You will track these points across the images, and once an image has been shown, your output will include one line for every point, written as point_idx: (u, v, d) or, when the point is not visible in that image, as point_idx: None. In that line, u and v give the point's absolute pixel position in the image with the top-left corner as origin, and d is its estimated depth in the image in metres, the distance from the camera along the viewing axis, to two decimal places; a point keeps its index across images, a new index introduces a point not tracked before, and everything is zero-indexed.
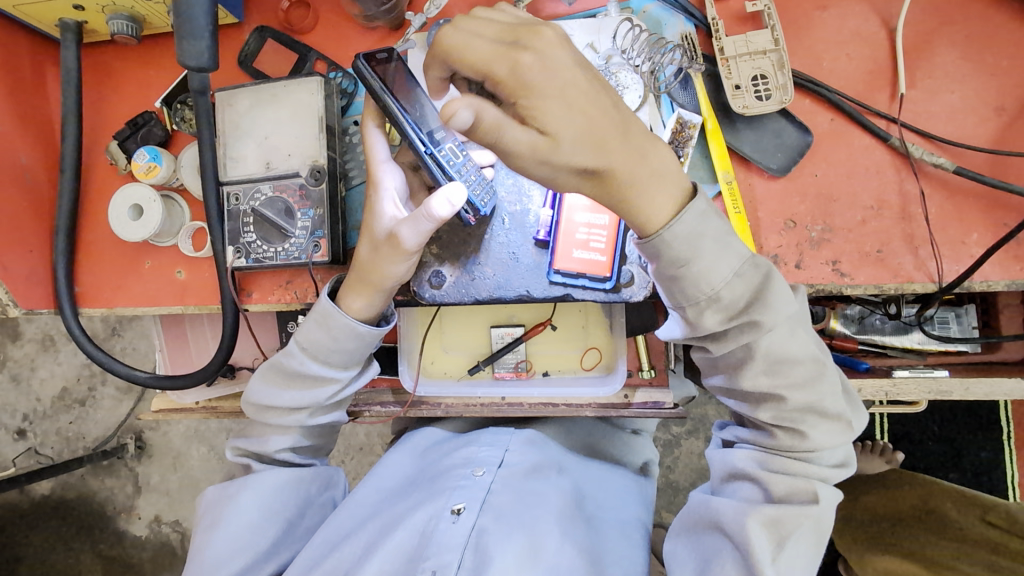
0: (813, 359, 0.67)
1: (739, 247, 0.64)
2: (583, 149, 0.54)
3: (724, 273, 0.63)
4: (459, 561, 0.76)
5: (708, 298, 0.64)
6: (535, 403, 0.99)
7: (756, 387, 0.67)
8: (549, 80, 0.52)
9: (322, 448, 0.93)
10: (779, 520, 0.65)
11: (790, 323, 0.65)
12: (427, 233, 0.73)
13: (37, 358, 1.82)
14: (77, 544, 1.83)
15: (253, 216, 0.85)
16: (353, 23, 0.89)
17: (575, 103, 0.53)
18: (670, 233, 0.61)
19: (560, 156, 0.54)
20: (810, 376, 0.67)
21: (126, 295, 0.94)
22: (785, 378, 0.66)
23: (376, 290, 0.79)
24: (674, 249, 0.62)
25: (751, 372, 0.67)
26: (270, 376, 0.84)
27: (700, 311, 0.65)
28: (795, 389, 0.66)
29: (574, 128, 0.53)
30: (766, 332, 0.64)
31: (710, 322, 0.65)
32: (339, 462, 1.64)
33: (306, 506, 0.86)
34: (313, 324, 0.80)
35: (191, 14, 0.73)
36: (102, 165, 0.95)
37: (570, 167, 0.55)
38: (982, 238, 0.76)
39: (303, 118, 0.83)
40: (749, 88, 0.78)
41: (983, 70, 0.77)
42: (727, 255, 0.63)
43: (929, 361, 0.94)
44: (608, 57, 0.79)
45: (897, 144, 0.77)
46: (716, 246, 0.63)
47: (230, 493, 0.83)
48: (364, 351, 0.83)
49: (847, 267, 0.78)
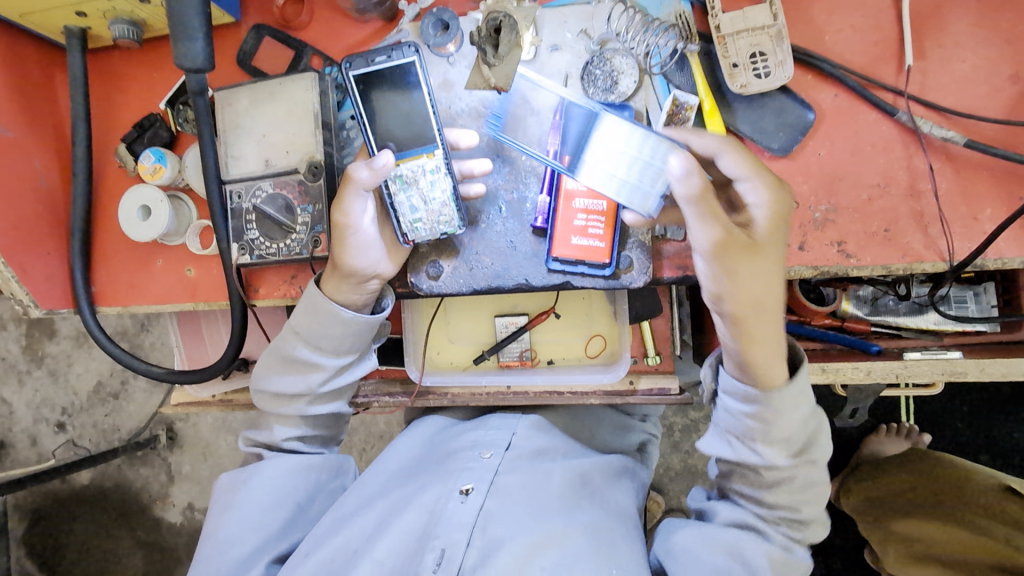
0: (823, 484, 0.72)
1: (809, 398, 0.69)
2: (762, 289, 0.66)
3: (798, 418, 0.67)
4: (467, 540, 0.77)
5: (783, 439, 0.68)
6: (539, 392, 0.99)
7: (780, 499, 0.70)
8: (765, 255, 0.66)
9: (332, 438, 0.95)
10: (784, 567, 0.70)
11: (823, 457, 0.71)
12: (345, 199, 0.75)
13: (72, 354, 1.90)
14: (118, 532, 1.92)
15: (255, 213, 0.87)
16: (347, 17, 0.89)
17: (770, 275, 0.66)
18: (780, 395, 0.67)
19: (755, 284, 0.66)
20: (818, 498, 0.71)
21: (141, 293, 0.97)
22: (803, 495, 0.70)
23: (345, 280, 0.80)
24: (774, 404, 0.66)
25: (787, 490, 0.70)
26: (269, 362, 0.86)
27: (771, 445, 0.68)
28: (808, 507, 0.71)
29: (766, 279, 0.66)
30: (806, 464, 0.69)
31: (775, 454, 0.68)
32: (360, 450, 1.68)
33: (315, 492, 0.89)
34: (302, 311, 0.82)
35: (184, 17, 0.75)
36: (112, 168, 0.97)
37: (754, 290, 0.66)
38: (995, 214, 0.73)
39: (298, 115, 0.84)
40: (747, 66, 0.75)
41: (997, 37, 0.74)
42: (802, 402, 0.68)
43: (947, 342, 0.90)
44: (603, 42, 0.80)
45: (905, 119, 0.74)
46: (799, 403, 0.68)
47: (243, 478, 0.86)
48: (355, 339, 0.84)
49: (853, 247, 0.76)
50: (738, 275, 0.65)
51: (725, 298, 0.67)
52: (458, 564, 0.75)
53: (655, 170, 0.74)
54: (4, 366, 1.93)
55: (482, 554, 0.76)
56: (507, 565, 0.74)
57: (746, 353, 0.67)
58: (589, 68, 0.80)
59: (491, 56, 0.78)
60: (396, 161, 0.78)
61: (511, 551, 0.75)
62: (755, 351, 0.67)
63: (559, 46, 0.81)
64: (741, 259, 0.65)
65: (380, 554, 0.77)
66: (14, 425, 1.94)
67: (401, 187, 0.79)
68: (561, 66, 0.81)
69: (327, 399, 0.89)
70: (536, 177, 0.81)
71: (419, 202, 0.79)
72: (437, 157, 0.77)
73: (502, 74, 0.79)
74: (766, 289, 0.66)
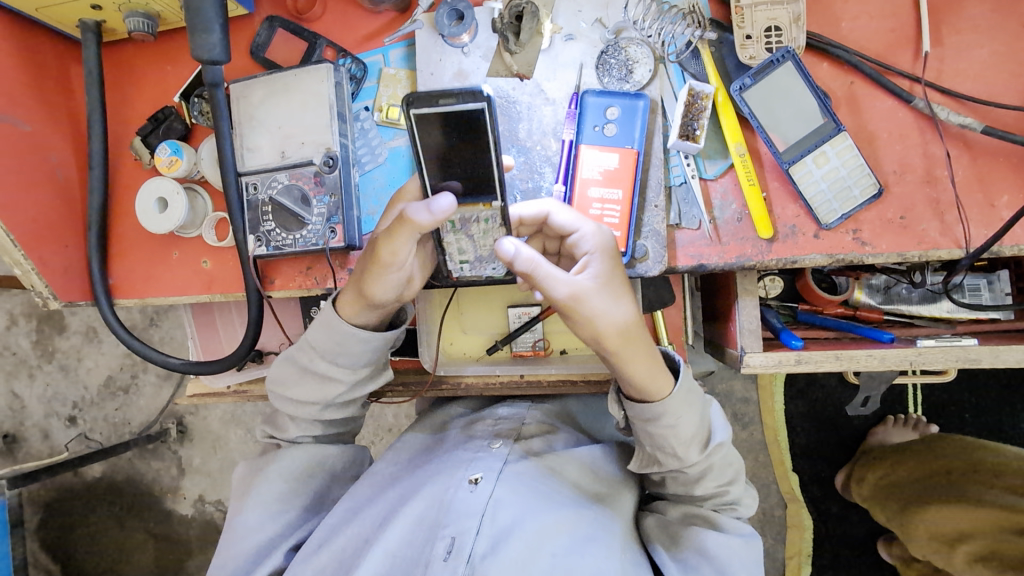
0: (737, 461, 0.82)
1: (697, 398, 0.76)
2: (629, 313, 0.68)
3: (693, 419, 0.75)
4: (478, 527, 0.76)
5: (687, 439, 0.75)
6: (552, 381, 1.02)
7: (707, 490, 0.79)
8: (614, 288, 0.68)
9: (347, 432, 0.94)
10: (748, 551, 0.77)
11: (727, 440, 0.80)
12: (403, 241, 0.69)
13: (83, 349, 1.91)
14: (130, 524, 1.94)
15: (271, 205, 0.87)
16: (361, 8, 0.89)
17: (625, 293, 0.69)
18: (671, 405, 0.73)
19: (621, 310, 0.68)
20: (735, 474, 0.81)
21: (157, 285, 0.98)
22: (723, 478, 0.80)
23: (366, 307, 0.78)
24: (669, 413, 0.73)
25: (707, 481, 0.79)
26: (285, 370, 0.87)
27: (686, 447, 0.75)
28: (731, 485, 0.80)
29: (629, 306, 0.69)
30: (723, 450, 0.78)
31: (689, 455, 0.76)
32: (369, 443, 1.69)
33: (329, 482, 0.90)
34: (316, 327, 0.81)
35: (201, 9, 0.75)
36: (128, 160, 0.98)
37: (621, 322, 0.67)
38: (1012, 200, 0.73)
39: (313, 106, 0.85)
40: (761, 38, 0.76)
41: (1014, 23, 0.73)
42: (692, 406, 0.75)
43: (959, 329, 0.90)
44: (618, 31, 0.80)
45: (921, 105, 0.74)
46: (693, 405, 0.75)
47: (260, 467, 0.87)
48: (370, 354, 0.84)
49: (868, 235, 0.76)
50: (612, 312, 0.67)
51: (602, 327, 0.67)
52: (469, 551, 0.74)
53: (847, 190, 0.75)
54: (15, 361, 1.95)
55: (492, 542, 0.75)
56: (517, 551, 0.75)
57: (634, 376, 0.71)
58: (604, 57, 0.80)
59: (512, 43, 0.81)
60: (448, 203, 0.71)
61: (520, 536, 0.76)
62: (643, 369, 0.71)
63: (575, 35, 0.81)
64: (601, 291, 0.67)
65: (390, 543, 0.78)
66: (26, 418, 1.96)
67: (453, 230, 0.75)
68: (576, 56, 0.81)
69: (341, 408, 0.88)
70: (551, 167, 0.81)
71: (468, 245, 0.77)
72: (494, 209, 0.70)
73: (523, 62, 0.82)
74: (632, 317, 0.69)
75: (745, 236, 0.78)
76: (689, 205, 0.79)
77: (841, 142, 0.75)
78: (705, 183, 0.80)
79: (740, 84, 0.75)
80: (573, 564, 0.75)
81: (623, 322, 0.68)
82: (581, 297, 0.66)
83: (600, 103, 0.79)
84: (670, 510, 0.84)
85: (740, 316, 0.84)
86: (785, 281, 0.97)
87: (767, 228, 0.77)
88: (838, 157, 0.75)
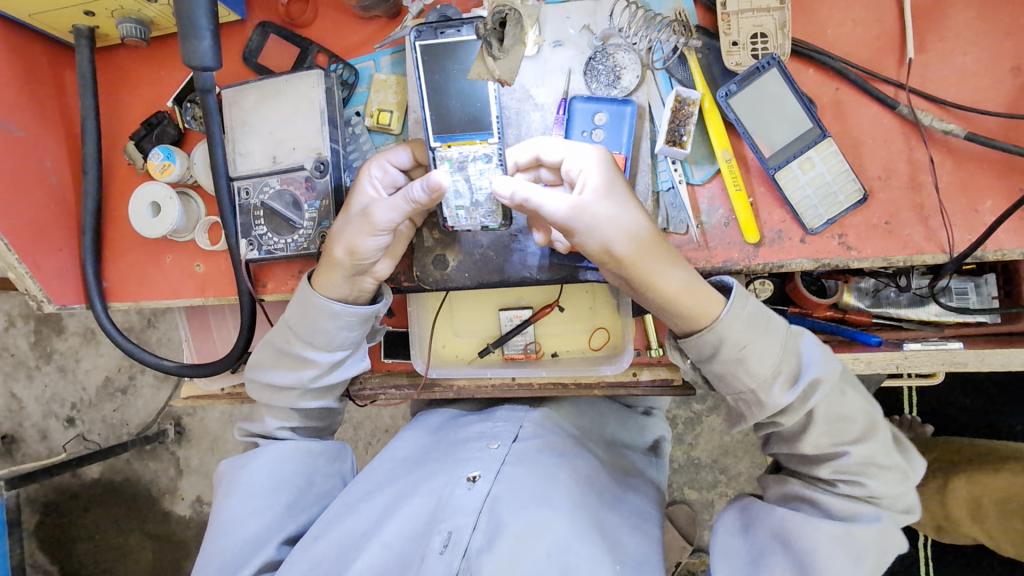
0: (866, 416, 0.72)
1: (777, 327, 0.70)
2: (630, 224, 0.68)
3: (773, 353, 0.69)
4: (474, 523, 0.79)
5: (769, 375, 0.69)
6: (544, 384, 1.01)
7: (813, 452, 0.72)
8: (607, 198, 0.68)
9: (324, 428, 0.96)
10: (848, 542, 0.68)
11: (839, 375, 0.71)
12: (403, 211, 0.75)
13: (81, 350, 1.92)
14: (128, 524, 1.95)
15: (263, 210, 0.88)
16: (352, 15, 0.90)
17: (624, 204, 0.69)
18: (721, 327, 0.69)
19: (621, 222, 0.68)
20: (863, 432, 0.71)
21: (151, 288, 0.98)
22: (842, 434, 0.71)
23: (339, 272, 0.80)
24: (729, 340, 0.69)
25: (812, 440, 0.71)
26: (264, 355, 0.88)
27: (767, 383, 0.69)
28: (854, 445, 0.70)
29: (629, 216, 0.69)
30: (824, 391, 0.69)
31: (779, 396, 0.69)
32: (366, 444, 1.70)
33: (313, 475, 0.90)
34: (293, 306, 0.83)
35: (192, 17, 0.76)
36: (121, 165, 0.99)
37: (621, 233, 0.68)
38: (995, 205, 0.74)
39: (305, 111, 0.85)
40: (746, 45, 0.76)
41: (997, 30, 0.74)
42: (770, 340, 0.69)
43: (946, 332, 0.92)
44: (605, 38, 0.80)
45: (906, 112, 0.75)
46: (767, 335, 0.69)
47: (243, 463, 0.87)
48: (345, 333, 0.84)
49: (853, 240, 0.77)
50: (609, 221, 0.68)
51: (610, 238, 0.68)
52: (465, 546, 0.77)
53: (833, 196, 0.76)
54: (14, 363, 1.96)
55: (487, 537, 0.78)
56: (509, 546, 0.76)
57: (671, 291, 0.69)
58: (591, 63, 0.81)
59: (495, 49, 0.71)
60: (448, 142, 0.76)
61: (513, 533, 0.78)
62: (678, 278, 0.69)
63: (563, 41, 0.82)
64: (592, 200, 0.68)
65: (387, 537, 0.80)
66: (24, 419, 1.97)
67: (453, 170, 0.78)
68: (564, 62, 0.82)
69: (316, 395, 0.90)
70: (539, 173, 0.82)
71: (466, 189, 0.79)
72: (490, 146, 0.76)
73: (506, 69, 0.71)
74: (636, 230, 0.69)
75: (732, 240, 0.79)
76: (676, 209, 0.80)
77: (826, 148, 0.76)
78: (692, 188, 0.81)
79: (726, 91, 0.76)
80: (564, 561, 0.76)
81: (626, 233, 0.68)
82: (583, 209, 0.67)
83: (588, 109, 0.80)
84: (770, 487, 0.78)
85: None
86: (775, 283, 0.97)
87: (754, 233, 0.78)
88: (823, 163, 0.76)
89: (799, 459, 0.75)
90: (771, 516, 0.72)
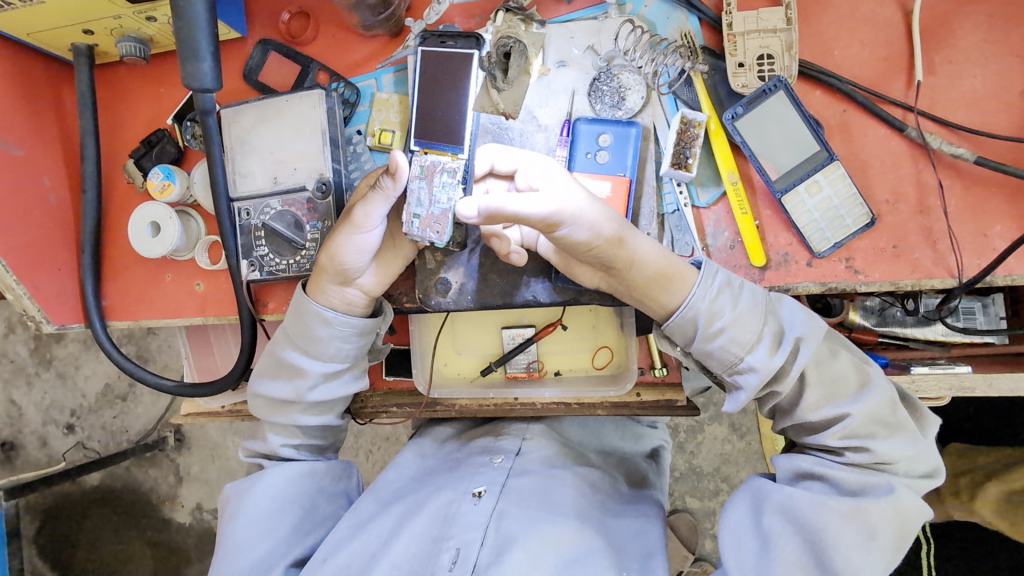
0: (863, 378, 0.70)
1: (751, 292, 0.71)
2: (595, 206, 0.66)
3: (752, 319, 0.69)
4: (482, 538, 0.78)
5: (754, 340, 0.69)
6: (546, 404, 0.99)
7: (816, 417, 0.70)
8: (565, 183, 0.65)
9: (328, 446, 0.93)
10: (859, 518, 0.65)
11: (822, 327, 0.70)
12: (378, 206, 0.72)
13: (80, 357, 1.91)
14: (128, 532, 1.94)
15: (264, 230, 0.87)
16: (354, 32, 0.89)
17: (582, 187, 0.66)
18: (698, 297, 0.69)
19: (588, 206, 0.65)
20: (863, 391, 0.70)
21: (150, 307, 0.97)
22: (841, 395, 0.70)
23: (325, 277, 0.80)
24: (707, 311, 0.69)
25: (810, 402, 0.70)
26: (264, 365, 0.87)
27: (751, 347, 0.69)
28: (855, 406, 0.69)
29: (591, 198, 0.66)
30: (809, 347, 0.69)
31: (771, 361, 0.68)
32: (367, 452, 1.69)
33: (318, 496, 0.88)
34: (291, 315, 0.83)
35: (193, 38, 0.75)
36: (120, 182, 0.98)
37: (594, 215, 0.65)
38: (1005, 230, 0.73)
39: (306, 131, 0.85)
40: (753, 67, 0.76)
41: (1007, 52, 0.73)
42: (750, 308, 0.70)
43: (953, 354, 0.90)
44: (609, 59, 0.79)
45: (914, 135, 0.74)
46: (740, 301, 0.69)
47: (247, 486, 0.85)
48: (338, 341, 0.83)
49: (861, 264, 0.76)
50: (578, 205, 0.64)
51: (588, 220, 0.64)
52: (473, 562, 0.76)
53: (840, 220, 0.75)
54: (13, 369, 1.95)
55: (496, 551, 0.78)
56: (519, 560, 0.76)
57: (646, 262, 0.70)
58: (596, 84, 0.80)
59: (500, 81, 0.80)
60: (426, 148, 0.73)
61: (523, 546, 0.78)
62: (650, 251, 0.70)
63: (566, 61, 0.81)
64: (554, 188, 0.63)
65: (396, 556, 0.79)
66: (23, 426, 1.96)
67: (419, 177, 0.71)
68: (568, 83, 0.81)
69: (316, 411, 0.88)
70: None
71: (427, 198, 0.71)
72: (460, 160, 0.71)
73: (510, 100, 0.81)
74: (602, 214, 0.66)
75: (738, 263, 0.78)
76: (681, 232, 0.79)
77: (834, 171, 0.75)
78: (697, 210, 0.80)
79: (732, 113, 0.75)
80: (575, 573, 0.77)
81: (597, 217, 0.65)
82: (564, 203, 0.62)
83: (593, 130, 0.79)
84: (778, 462, 0.75)
85: None
86: None
87: (760, 257, 0.77)
88: (831, 187, 0.75)
89: (805, 426, 0.73)
90: (780, 494, 0.70)
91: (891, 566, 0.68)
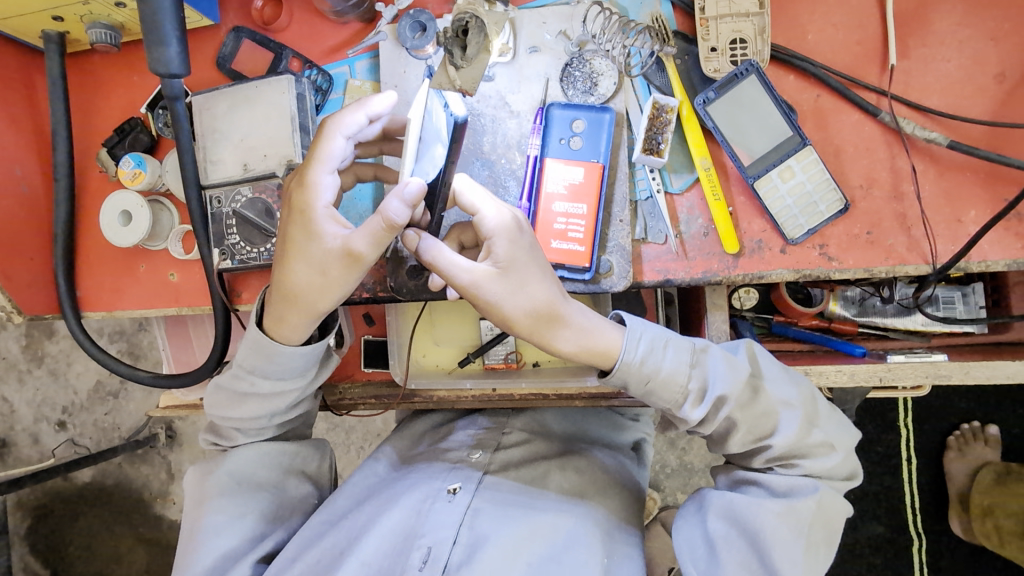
0: (786, 409, 0.69)
1: (678, 348, 0.68)
2: (523, 297, 0.64)
3: (681, 376, 0.68)
4: (454, 537, 0.78)
5: (679, 396, 0.68)
6: (525, 394, 0.99)
7: (742, 450, 0.70)
8: (507, 267, 0.64)
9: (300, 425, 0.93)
10: (791, 518, 0.66)
11: (745, 379, 0.68)
12: (383, 240, 0.65)
13: (72, 354, 1.90)
14: (119, 529, 1.93)
15: (235, 219, 0.86)
16: (325, 18, 0.89)
17: (521, 277, 0.64)
18: (626, 369, 0.68)
19: (515, 293, 0.64)
20: (788, 422, 0.68)
21: (124, 297, 0.97)
22: (763, 430, 0.69)
23: (309, 316, 0.72)
24: (635, 381, 0.68)
25: (737, 441, 0.69)
26: (223, 398, 0.83)
27: (680, 404, 0.68)
28: (777, 438, 0.68)
29: (525, 284, 0.64)
30: (730, 404, 0.67)
31: (692, 415, 0.68)
32: (359, 448, 1.68)
33: (283, 479, 0.87)
34: (248, 350, 0.77)
35: (158, 22, 0.74)
36: (93, 172, 0.97)
37: (519, 302, 0.65)
38: (979, 216, 0.72)
39: (276, 118, 0.84)
40: (725, 50, 0.75)
41: (982, 35, 0.72)
42: (676, 368, 0.68)
43: (934, 344, 0.90)
44: (581, 44, 0.79)
45: (887, 119, 0.73)
46: (667, 363, 0.67)
47: (209, 470, 0.84)
48: (306, 365, 0.80)
49: (835, 250, 0.75)
50: (505, 293, 0.64)
51: (509, 305, 0.65)
52: (444, 561, 0.76)
53: (813, 205, 0.74)
54: (5, 366, 1.94)
55: (468, 550, 0.78)
56: (491, 559, 0.76)
57: (575, 350, 0.67)
58: (568, 69, 0.79)
59: (457, 58, 0.76)
60: None
61: (495, 544, 0.77)
62: (573, 340, 0.66)
63: (539, 47, 0.80)
64: (490, 272, 0.64)
65: (366, 554, 0.77)
66: (15, 423, 1.95)
67: None
68: (541, 68, 0.80)
69: (288, 412, 0.86)
70: (516, 181, 0.80)
71: None
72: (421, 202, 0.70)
73: (468, 78, 0.75)
74: (530, 303, 0.65)
75: (711, 251, 0.77)
76: (655, 219, 0.78)
77: (806, 157, 0.74)
78: (671, 197, 0.79)
79: (704, 98, 0.75)
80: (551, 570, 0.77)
81: (524, 304, 0.65)
82: (488, 285, 0.64)
83: (566, 116, 0.78)
84: (719, 474, 0.75)
85: (710, 330, 0.82)
86: (760, 291, 0.95)
87: (733, 244, 0.76)
88: (804, 172, 0.74)
89: (735, 453, 0.72)
90: (722, 498, 0.69)
91: (823, 562, 0.69)
